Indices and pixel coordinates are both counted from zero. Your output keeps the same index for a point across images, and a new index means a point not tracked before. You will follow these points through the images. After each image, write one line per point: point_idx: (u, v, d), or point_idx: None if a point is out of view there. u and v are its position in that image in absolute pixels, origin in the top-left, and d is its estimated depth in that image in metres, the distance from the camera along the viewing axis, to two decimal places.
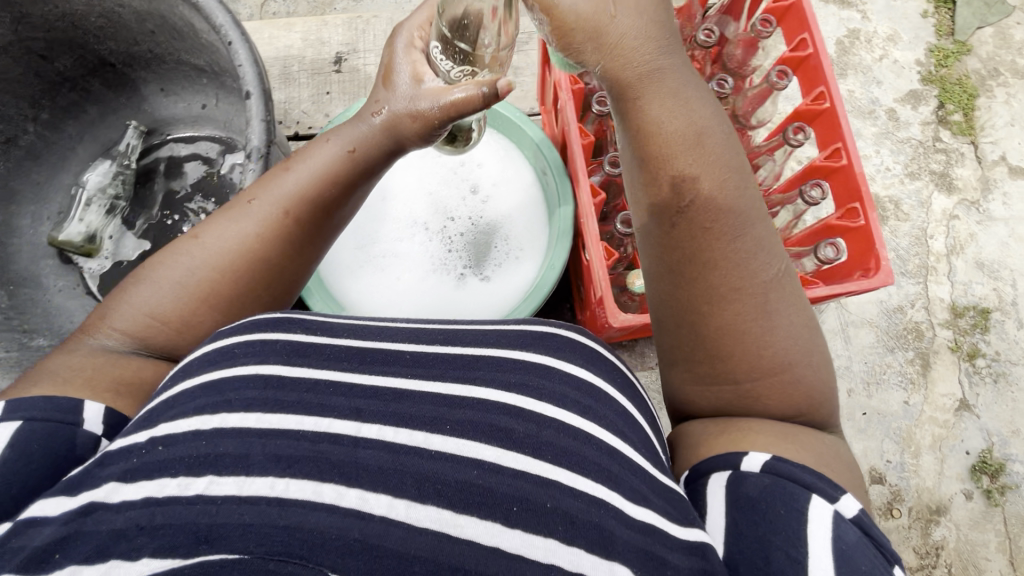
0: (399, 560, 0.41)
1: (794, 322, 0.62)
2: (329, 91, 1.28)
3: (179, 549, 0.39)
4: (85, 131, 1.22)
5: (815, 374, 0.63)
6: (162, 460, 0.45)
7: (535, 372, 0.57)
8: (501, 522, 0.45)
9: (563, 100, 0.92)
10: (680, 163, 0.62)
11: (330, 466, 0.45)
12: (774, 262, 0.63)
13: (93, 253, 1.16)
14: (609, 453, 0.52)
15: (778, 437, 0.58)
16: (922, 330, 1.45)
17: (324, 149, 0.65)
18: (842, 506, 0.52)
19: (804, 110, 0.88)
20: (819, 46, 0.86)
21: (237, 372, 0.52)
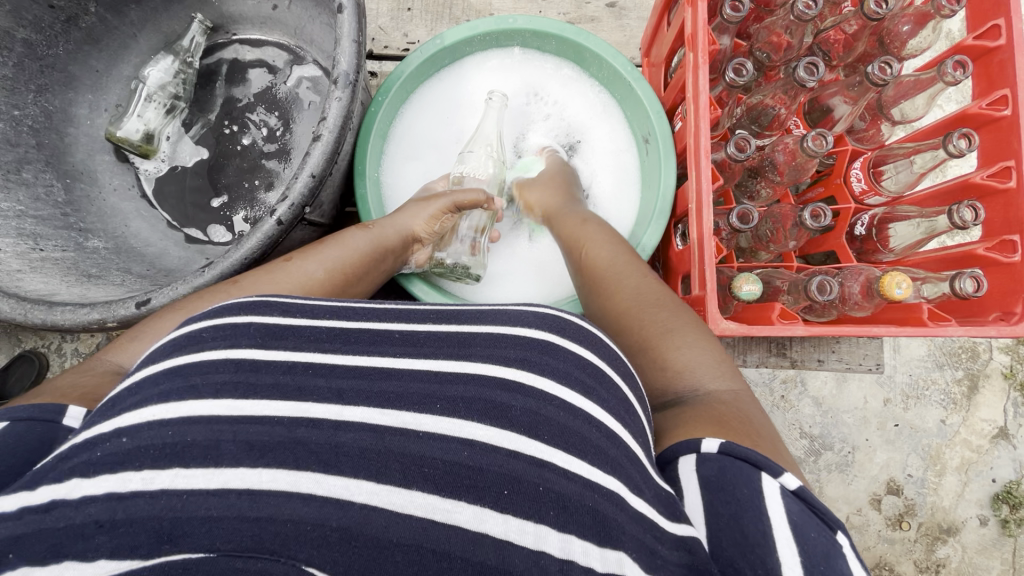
0: (377, 548, 0.37)
1: (672, 322, 0.65)
2: (411, 7, 1.12)
3: (139, 549, 0.35)
4: (146, 19, 1.12)
5: (721, 402, 0.57)
6: (126, 453, 0.40)
7: (537, 349, 0.52)
8: (490, 505, 0.41)
9: (693, 62, 0.81)
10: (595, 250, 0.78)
11: (308, 453, 0.42)
12: (673, 318, 0.66)
13: (150, 154, 1.11)
14: (608, 436, 0.47)
15: (707, 423, 0.54)
16: (979, 352, 1.36)
17: (348, 235, 0.74)
18: (785, 479, 0.47)
19: (974, 114, 0.77)
20: (1016, 38, 0.74)
21: (203, 358, 0.47)
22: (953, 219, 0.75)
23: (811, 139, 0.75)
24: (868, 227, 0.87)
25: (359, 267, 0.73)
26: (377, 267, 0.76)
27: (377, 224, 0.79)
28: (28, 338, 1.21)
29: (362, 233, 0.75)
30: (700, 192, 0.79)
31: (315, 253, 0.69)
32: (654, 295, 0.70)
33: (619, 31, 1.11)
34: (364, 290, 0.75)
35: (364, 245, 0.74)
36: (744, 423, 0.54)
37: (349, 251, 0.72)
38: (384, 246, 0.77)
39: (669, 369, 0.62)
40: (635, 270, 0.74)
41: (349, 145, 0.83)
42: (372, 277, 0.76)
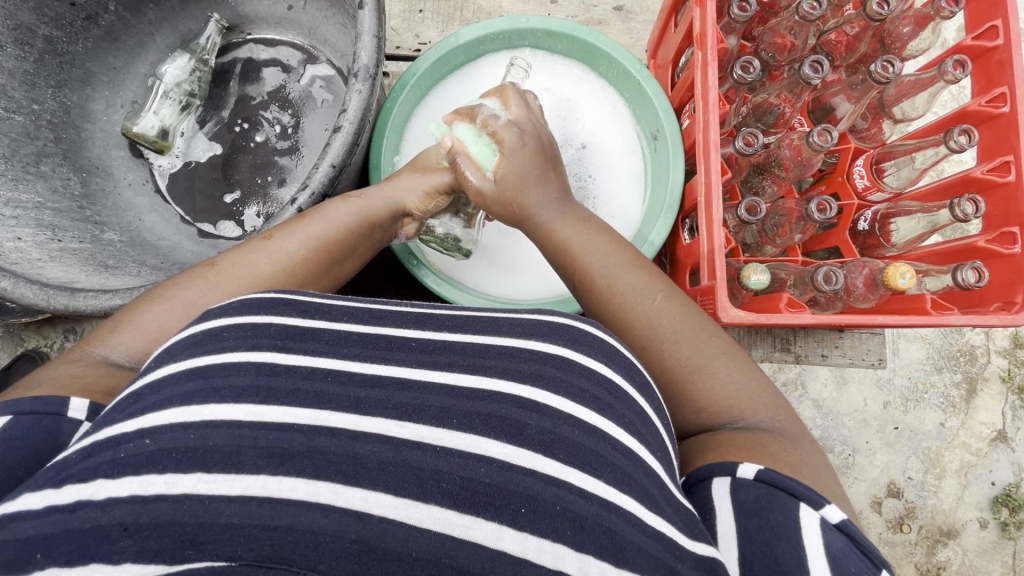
0: (398, 562, 0.38)
1: (697, 354, 0.63)
2: (422, 9, 1.14)
3: (163, 554, 0.36)
4: (164, 19, 1.15)
5: (773, 438, 0.57)
6: (149, 455, 0.40)
7: (552, 363, 0.53)
8: (508, 523, 0.41)
9: (701, 60, 0.83)
10: (592, 267, 0.70)
11: (327, 462, 0.42)
12: (713, 356, 0.63)
13: (164, 150, 1.12)
14: (625, 454, 0.48)
15: (763, 454, 0.54)
16: (976, 355, 1.37)
17: (331, 207, 0.72)
18: (828, 512, 0.48)
19: (973, 111, 0.79)
20: (1013, 37, 0.76)
21: (223, 359, 0.48)
22: (955, 212, 0.77)
23: (816, 134, 0.78)
24: (872, 223, 0.89)
25: (343, 246, 0.72)
26: (360, 244, 0.75)
27: (363, 194, 0.76)
28: (32, 338, 1.22)
29: (345, 205, 0.73)
30: (708, 185, 0.81)
31: (295, 228, 0.69)
32: (672, 320, 0.65)
33: (625, 34, 1.14)
34: (346, 268, 0.75)
35: (347, 219, 0.72)
36: (787, 452, 0.55)
37: (331, 226, 0.71)
38: (369, 219, 0.75)
39: (701, 409, 0.62)
40: (633, 286, 0.68)
41: (366, 139, 0.85)
42: (356, 253, 0.75)
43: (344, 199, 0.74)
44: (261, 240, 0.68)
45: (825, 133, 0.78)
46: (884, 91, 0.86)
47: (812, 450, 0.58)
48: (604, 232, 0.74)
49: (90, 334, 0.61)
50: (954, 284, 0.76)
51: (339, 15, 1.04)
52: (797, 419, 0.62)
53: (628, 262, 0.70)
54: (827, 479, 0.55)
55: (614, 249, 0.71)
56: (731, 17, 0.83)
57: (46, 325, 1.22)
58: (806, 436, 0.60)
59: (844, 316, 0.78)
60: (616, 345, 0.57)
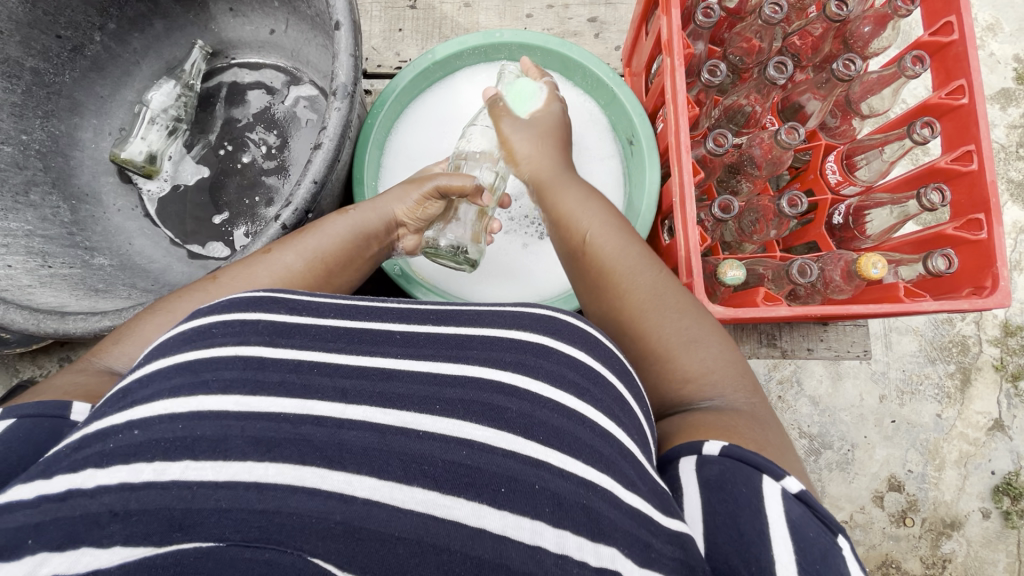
0: (379, 541, 0.39)
1: (691, 328, 0.65)
2: (402, 28, 1.17)
3: (152, 537, 0.37)
4: (149, 46, 1.18)
5: (744, 418, 0.58)
6: (138, 445, 0.41)
7: (531, 350, 0.53)
8: (488, 502, 0.42)
9: (670, 66, 0.86)
10: (592, 234, 0.73)
11: (314, 450, 0.43)
12: (693, 342, 0.65)
13: (152, 174, 1.14)
14: (603, 436, 0.48)
15: (729, 430, 0.55)
16: (969, 345, 1.39)
17: (328, 221, 0.74)
18: (787, 483, 0.49)
19: (935, 104, 0.82)
20: (968, 32, 0.80)
21: (212, 355, 0.48)
22: (922, 202, 0.79)
23: (784, 131, 0.80)
24: (846, 216, 0.91)
25: (340, 257, 0.73)
26: (359, 257, 0.76)
27: (359, 208, 0.78)
28: (26, 367, 1.22)
29: (341, 218, 0.75)
30: (683, 186, 0.83)
31: (294, 242, 0.70)
32: (666, 295, 0.68)
33: (601, 44, 1.17)
34: (348, 280, 0.76)
35: (343, 231, 0.74)
36: (754, 431, 0.56)
37: (327, 238, 0.73)
38: (365, 232, 0.76)
39: (687, 380, 0.63)
40: (633, 258, 0.70)
41: (347, 155, 0.86)
42: (356, 265, 0.76)
43: (340, 212, 0.77)
44: (260, 254, 0.70)
45: (793, 131, 0.80)
46: (851, 89, 0.89)
47: (786, 438, 0.58)
48: (606, 204, 0.77)
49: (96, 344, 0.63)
50: (926, 271, 0.78)
51: (320, 36, 1.07)
52: (768, 404, 0.62)
53: (628, 235, 0.73)
54: (798, 465, 0.55)
55: (615, 222, 0.74)
56: (697, 24, 0.85)
57: (41, 355, 1.23)
58: (776, 419, 0.60)
59: (822, 308, 0.80)
60: (594, 333, 0.58)
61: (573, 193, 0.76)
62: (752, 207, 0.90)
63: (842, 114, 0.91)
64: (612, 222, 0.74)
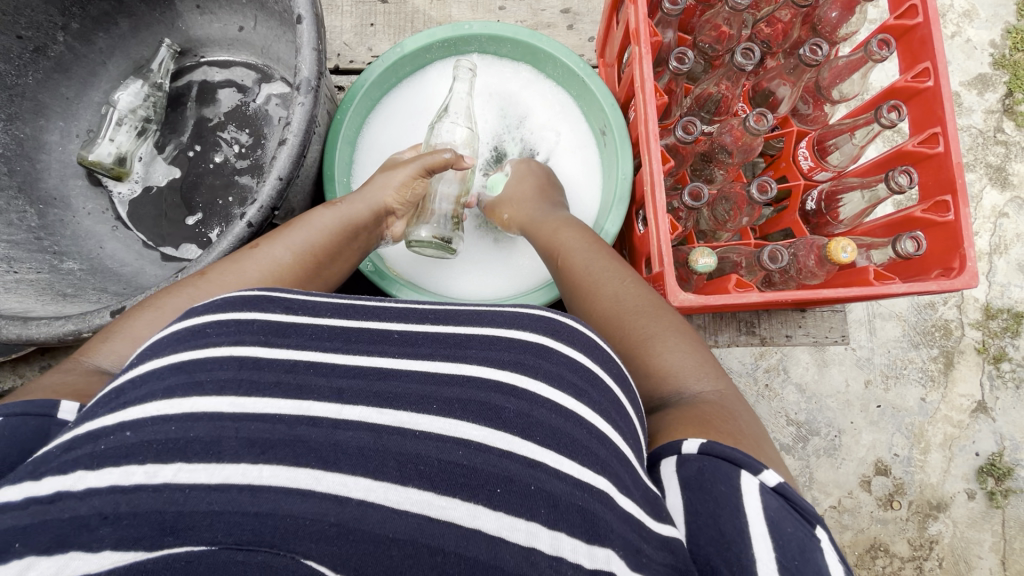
0: (375, 544, 0.38)
1: (652, 325, 0.66)
2: (374, 23, 1.16)
3: (143, 541, 0.35)
4: (115, 46, 1.16)
5: (720, 410, 0.58)
6: (129, 446, 0.40)
7: (531, 351, 0.53)
8: (484, 503, 0.41)
9: (638, 54, 0.86)
10: (564, 251, 0.78)
11: (309, 450, 0.42)
12: (668, 341, 0.65)
13: (122, 177, 1.12)
14: (599, 438, 0.48)
15: (704, 424, 0.55)
16: (951, 329, 1.40)
17: (316, 215, 0.74)
18: (766, 476, 0.49)
19: (901, 87, 0.83)
20: (932, 14, 0.80)
21: (208, 353, 0.47)
22: (891, 185, 0.79)
23: (753, 118, 0.80)
24: (818, 202, 0.92)
25: (330, 249, 0.73)
26: (350, 246, 0.76)
27: (346, 201, 0.78)
28: (4, 376, 1.19)
29: (329, 210, 0.75)
30: (652, 175, 0.83)
31: (281, 236, 0.70)
32: (628, 298, 0.69)
33: (575, 35, 1.17)
34: (340, 270, 0.77)
35: (331, 224, 0.74)
36: (727, 423, 0.56)
37: (315, 231, 0.73)
38: (354, 223, 0.77)
39: (653, 377, 0.63)
40: (601, 268, 0.74)
41: (315, 151, 0.85)
42: (347, 255, 0.77)
43: (326, 206, 0.77)
44: (249, 248, 0.68)
45: (761, 117, 0.80)
46: (820, 76, 0.89)
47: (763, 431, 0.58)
48: (581, 226, 0.82)
49: (87, 342, 0.62)
50: (896, 254, 0.78)
51: (288, 32, 1.05)
52: (742, 395, 0.62)
53: (601, 252, 0.77)
54: (775, 458, 0.55)
55: (589, 241, 0.79)
56: (664, 11, 0.85)
57: (21, 364, 1.20)
58: (748, 409, 0.60)
59: (791, 294, 0.80)
60: (593, 336, 0.58)
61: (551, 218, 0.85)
62: (721, 193, 0.90)
63: (812, 100, 0.91)
64: (586, 243, 0.78)
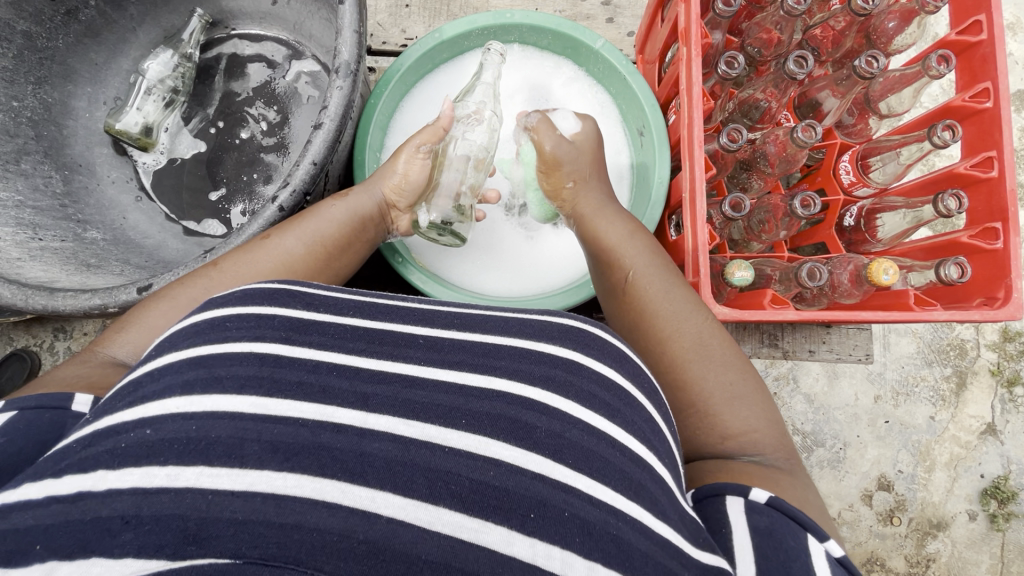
0: (407, 564, 0.37)
1: (737, 384, 0.62)
2: (409, 4, 1.13)
3: (166, 549, 0.34)
4: (146, 13, 1.14)
5: (779, 469, 0.57)
6: (150, 446, 0.39)
7: (562, 367, 0.51)
8: (518, 528, 0.40)
9: (686, 55, 0.83)
10: (635, 271, 0.72)
11: (333, 460, 0.41)
12: (722, 386, 0.62)
13: (148, 148, 1.11)
14: (634, 461, 0.47)
15: (764, 480, 0.54)
16: (966, 349, 1.38)
17: (323, 207, 0.72)
18: (832, 545, 0.49)
19: (957, 107, 0.81)
20: (996, 33, 0.78)
21: (228, 350, 0.46)
22: (938, 208, 0.77)
23: (801, 130, 0.77)
24: (857, 218, 0.89)
25: (341, 242, 0.72)
26: (361, 236, 0.75)
27: (355, 193, 0.75)
28: (20, 336, 1.20)
29: (338, 202, 0.73)
30: (694, 182, 0.81)
31: (295, 226, 0.68)
32: (710, 343, 0.65)
33: (614, 29, 1.13)
34: (350, 263, 0.74)
35: (342, 215, 0.72)
36: (793, 489, 0.55)
37: (326, 222, 0.71)
38: (362, 216, 0.75)
39: (724, 435, 0.60)
40: (678, 305, 0.68)
41: (348, 135, 0.84)
42: (359, 248, 0.75)
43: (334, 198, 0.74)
44: (261, 237, 0.68)
45: (808, 129, 0.78)
46: (870, 87, 0.86)
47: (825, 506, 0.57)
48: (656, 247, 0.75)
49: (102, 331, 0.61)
50: (937, 279, 0.77)
51: (324, 10, 1.03)
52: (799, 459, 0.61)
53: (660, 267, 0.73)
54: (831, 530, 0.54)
55: (659, 262, 0.73)
56: (716, 12, 0.82)
57: (35, 325, 1.20)
58: (806, 474, 0.60)
59: (829, 313, 0.78)
60: (625, 349, 0.56)
61: (615, 228, 0.77)
62: (761, 203, 0.88)
63: (857, 111, 0.88)
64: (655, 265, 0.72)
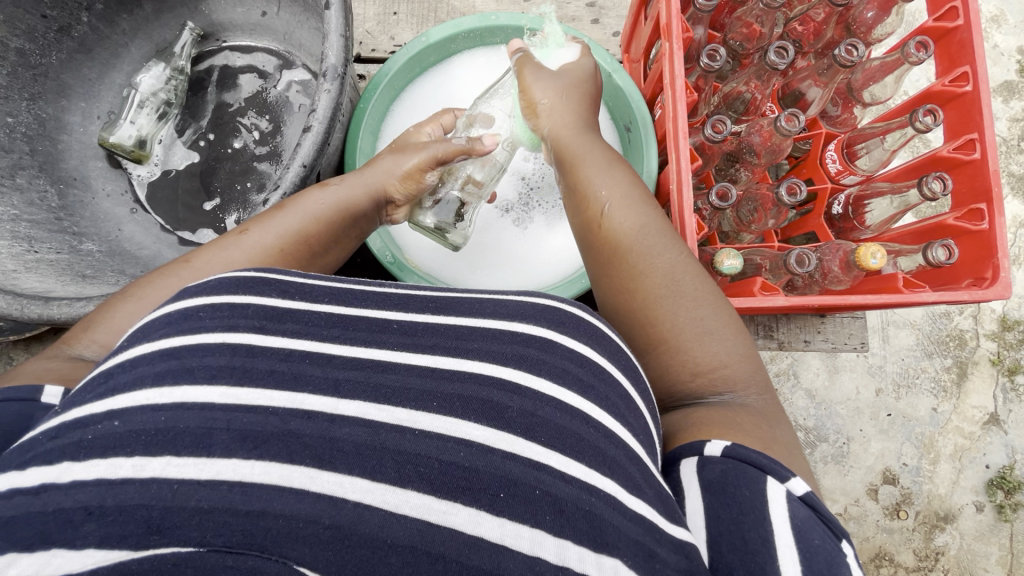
0: (371, 549, 0.37)
1: (726, 341, 0.62)
2: (397, 11, 1.15)
3: (129, 539, 0.34)
4: (138, 29, 1.16)
5: (754, 416, 0.56)
6: (117, 437, 0.39)
7: (536, 344, 0.52)
8: (487, 508, 0.40)
9: (669, 50, 0.85)
10: (610, 210, 0.69)
11: (303, 447, 0.41)
12: (706, 340, 0.61)
13: (141, 160, 1.12)
14: (609, 437, 0.47)
15: (728, 426, 0.54)
16: (966, 339, 1.38)
17: (310, 198, 0.70)
18: (793, 485, 0.48)
19: (938, 92, 0.82)
20: (972, 17, 0.79)
21: (198, 339, 0.47)
22: (923, 191, 0.78)
23: (784, 119, 0.78)
24: (845, 206, 0.90)
25: (326, 237, 0.71)
26: (342, 231, 0.73)
27: (342, 182, 0.73)
28: (20, 356, 1.20)
29: (325, 195, 0.71)
30: (679, 173, 0.83)
31: (277, 223, 0.67)
32: (685, 282, 0.65)
33: (598, 30, 1.15)
34: (333, 258, 0.74)
35: (329, 210, 0.71)
36: (760, 430, 0.55)
37: (310, 218, 0.70)
38: (351, 208, 0.73)
39: (698, 373, 0.60)
40: (653, 245, 0.67)
41: (338, 137, 0.85)
42: (345, 244, 0.74)
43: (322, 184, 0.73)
44: (241, 231, 0.66)
45: (791, 117, 0.78)
46: (852, 76, 0.87)
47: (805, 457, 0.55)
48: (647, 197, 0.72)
49: (76, 327, 0.61)
50: (926, 262, 0.77)
51: (313, 19, 1.05)
52: (778, 401, 0.60)
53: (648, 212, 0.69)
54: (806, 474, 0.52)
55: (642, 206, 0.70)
56: (695, 7, 0.84)
57: (33, 343, 1.20)
58: (781, 417, 0.59)
59: (820, 298, 0.78)
60: (604, 327, 0.56)
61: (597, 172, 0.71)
62: (750, 193, 0.89)
63: (842, 101, 0.89)
64: (638, 212, 0.69)
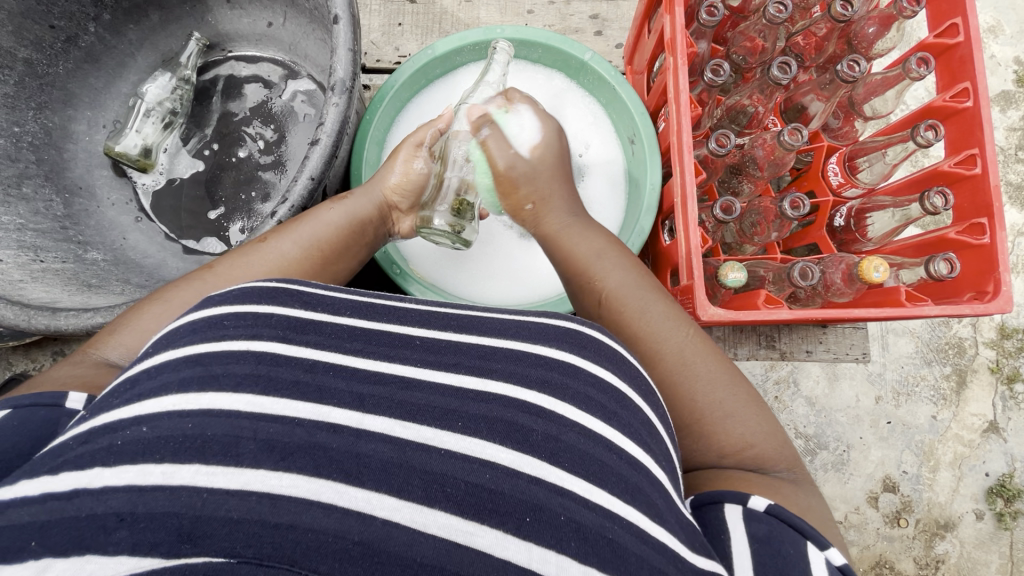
0: (401, 567, 0.37)
1: (746, 412, 0.62)
2: (402, 22, 1.16)
3: (160, 547, 0.34)
4: (145, 38, 1.16)
5: (789, 488, 0.57)
6: (146, 442, 0.40)
7: (559, 370, 0.52)
8: (512, 531, 0.40)
9: (673, 65, 0.86)
10: (612, 283, 0.70)
11: (328, 460, 0.41)
12: (730, 415, 0.61)
13: (146, 169, 1.12)
14: (632, 465, 0.47)
15: (766, 489, 0.56)
16: (965, 347, 1.39)
17: (322, 209, 0.72)
18: (831, 553, 0.50)
19: (939, 107, 0.83)
20: (972, 34, 0.80)
21: (224, 348, 0.47)
22: (926, 205, 0.79)
23: (787, 133, 0.79)
24: (847, 218, 0.91)
25: (337, 245, 0.72)
26: (357, 243, 0.74)
27: (352, 195, 0.76)
28: (19, 361, 1.20)
29: (336, 206, 0.73)
30: (684, 186, 0.83)
31: (290, 230, 0.69)
32: (696, 355, 0.65)
33: (602, 41, 1.16)
34: (347, 267, 0.74)
35: (339, 219, 0.72)
36: (794, 497, 0.57)
37: (322, 226, 0.71)
38: (360, 219, 0.75)
39: (726, 448, 0.60)
40: (661, 323, 0.67)
41: (344, 149, 0.85)
42: (356, 253, 0.75)
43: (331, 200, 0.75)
44: (255, 241, 0.68)
45: (795, 132, 0.79)
46: (854, 91, 0.88)
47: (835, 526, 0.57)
48: (627, 256, 0.73)
49: (96, 335, 0.62)
50: (928, 275, 0.78)
51: (319, 30, 1.06)
52: (807, 471, 0.62)
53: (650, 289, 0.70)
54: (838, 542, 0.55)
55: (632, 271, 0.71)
56: (700, 22, 0.85)
57: (35, 349, 1.20)
58: (807, 480, 0.61)
59: (828, 312, 0.78)
60: (622, 350, 0.57)
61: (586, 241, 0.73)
62: (754, 206, 0.89)
63: (843, 114, 0.90)
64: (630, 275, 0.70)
